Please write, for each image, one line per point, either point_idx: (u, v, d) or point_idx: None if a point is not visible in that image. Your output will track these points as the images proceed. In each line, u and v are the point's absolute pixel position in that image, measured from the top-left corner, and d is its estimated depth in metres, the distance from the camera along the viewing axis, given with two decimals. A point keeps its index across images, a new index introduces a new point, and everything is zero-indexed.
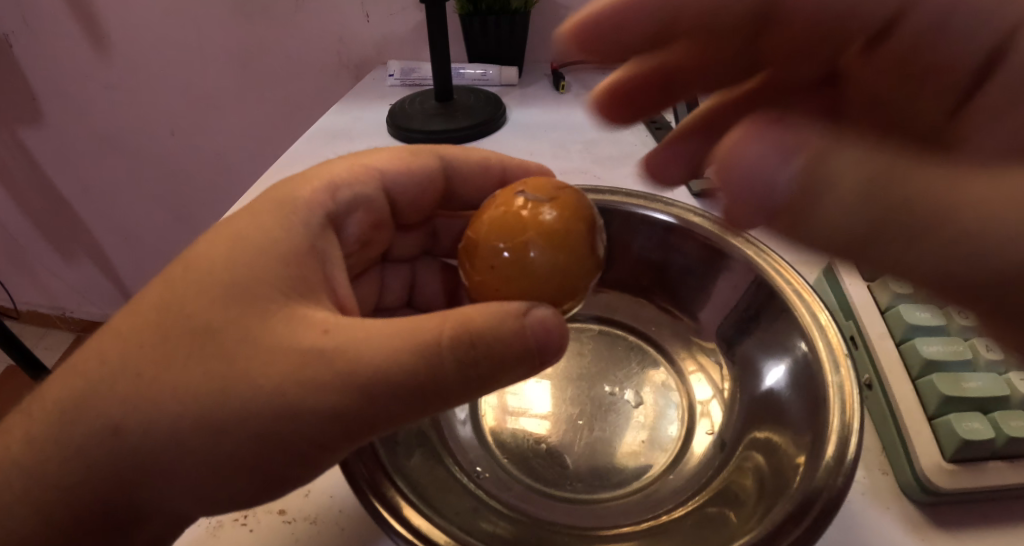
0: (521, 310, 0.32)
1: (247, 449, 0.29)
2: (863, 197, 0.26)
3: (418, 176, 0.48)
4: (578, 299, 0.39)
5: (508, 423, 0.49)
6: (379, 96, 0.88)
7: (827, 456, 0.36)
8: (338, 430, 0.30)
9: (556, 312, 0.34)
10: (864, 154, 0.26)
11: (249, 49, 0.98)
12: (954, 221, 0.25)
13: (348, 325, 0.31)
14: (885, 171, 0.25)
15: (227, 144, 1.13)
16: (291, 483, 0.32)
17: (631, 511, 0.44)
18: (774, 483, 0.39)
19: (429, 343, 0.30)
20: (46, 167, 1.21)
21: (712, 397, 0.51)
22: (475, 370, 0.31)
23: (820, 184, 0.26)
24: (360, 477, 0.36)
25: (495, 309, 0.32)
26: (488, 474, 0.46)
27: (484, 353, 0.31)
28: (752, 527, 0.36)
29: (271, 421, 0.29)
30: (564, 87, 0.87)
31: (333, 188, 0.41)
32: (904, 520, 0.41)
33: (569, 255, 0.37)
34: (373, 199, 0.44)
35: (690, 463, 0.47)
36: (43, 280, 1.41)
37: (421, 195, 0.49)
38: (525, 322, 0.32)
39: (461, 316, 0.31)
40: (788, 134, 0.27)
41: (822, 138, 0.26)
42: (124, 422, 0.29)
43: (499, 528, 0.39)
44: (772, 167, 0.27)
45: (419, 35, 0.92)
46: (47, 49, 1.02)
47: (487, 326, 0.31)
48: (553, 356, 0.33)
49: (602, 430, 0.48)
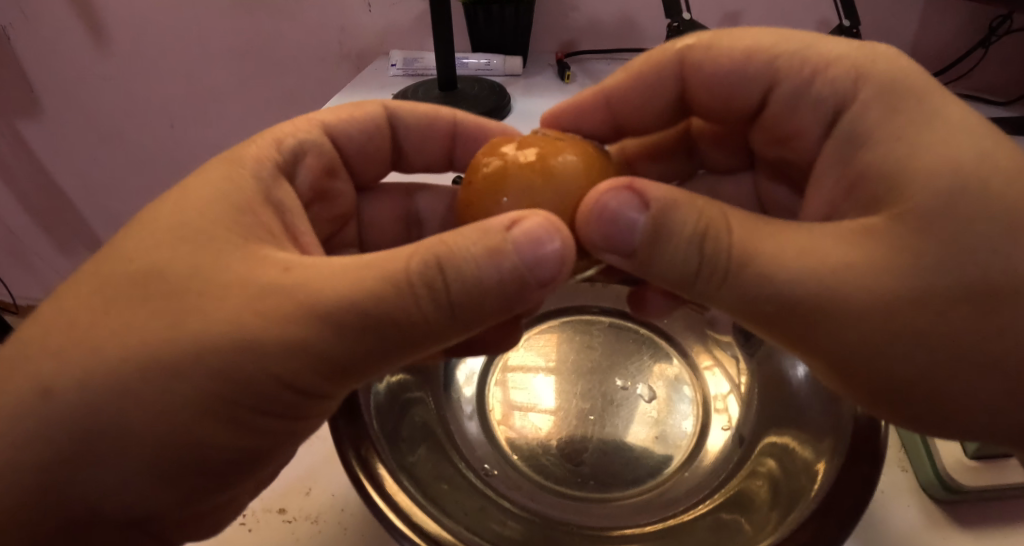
0: (504, 225, 0.28)
1: (232, 414, 0.28)
2: (693, 244, 0.30)
3: (363, 123, 0.46)
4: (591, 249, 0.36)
5: (516, 417, 0.48)
6: (381, 85, 0.86)
7: (851, 462, 0.35)
8: (320, 377, 0.29)
9: (552, 218, 0.29)
10: (699, 208, 0.31)
11: (249, 40, 0.96)
12: (769, 275, 0.29)
13: (312, 264, 0.29)
14: (713, 222, 0.30)
15: (226, 135, 1.12)
16: (274, 435, 0.31)
17: (643, 510, 0.42)
18: (788, 486, 0.38)
19: (394, 273, 0.28)
20: (44, 159, 1.19)
21: (730, 392, 0.50)
22: (449, 295, 0.28)
23: (664, 232, 0.31)
24: (361, 471, 0.34)
25: (473, 230, 0.29)
26: (497, 472, 0.44)
27: (461, 278, 0.28)
28: (770, 534, 0.34)
29: (230, 355, 0.26)
30: (569, 77, 0.86)
31: (278, 141, 0.40)
32: (924, 517, 0.39)
33: (556, 188, 0.34)
34: (321, 146, 0.44)
35: (706, 461, 0.46)
36: (41, 274, 1.40)
37: (368, 144, 0.47)
38: (509, 237, 0.28)
39: (433, 243, 0.28)
40: (641, 189, 0.31)
41: (667, 195, 0.31)
42: (85, 420, 0.26)
43: (509, 529, 0.37)
44: (624, 209, 0.30)
45: (422, 24, 0.90)
46: (46, 41, 1.01)
47: (462, 249, 0.28)
48: (554, 276, 0.29)
49: (613, 425, 0.46)
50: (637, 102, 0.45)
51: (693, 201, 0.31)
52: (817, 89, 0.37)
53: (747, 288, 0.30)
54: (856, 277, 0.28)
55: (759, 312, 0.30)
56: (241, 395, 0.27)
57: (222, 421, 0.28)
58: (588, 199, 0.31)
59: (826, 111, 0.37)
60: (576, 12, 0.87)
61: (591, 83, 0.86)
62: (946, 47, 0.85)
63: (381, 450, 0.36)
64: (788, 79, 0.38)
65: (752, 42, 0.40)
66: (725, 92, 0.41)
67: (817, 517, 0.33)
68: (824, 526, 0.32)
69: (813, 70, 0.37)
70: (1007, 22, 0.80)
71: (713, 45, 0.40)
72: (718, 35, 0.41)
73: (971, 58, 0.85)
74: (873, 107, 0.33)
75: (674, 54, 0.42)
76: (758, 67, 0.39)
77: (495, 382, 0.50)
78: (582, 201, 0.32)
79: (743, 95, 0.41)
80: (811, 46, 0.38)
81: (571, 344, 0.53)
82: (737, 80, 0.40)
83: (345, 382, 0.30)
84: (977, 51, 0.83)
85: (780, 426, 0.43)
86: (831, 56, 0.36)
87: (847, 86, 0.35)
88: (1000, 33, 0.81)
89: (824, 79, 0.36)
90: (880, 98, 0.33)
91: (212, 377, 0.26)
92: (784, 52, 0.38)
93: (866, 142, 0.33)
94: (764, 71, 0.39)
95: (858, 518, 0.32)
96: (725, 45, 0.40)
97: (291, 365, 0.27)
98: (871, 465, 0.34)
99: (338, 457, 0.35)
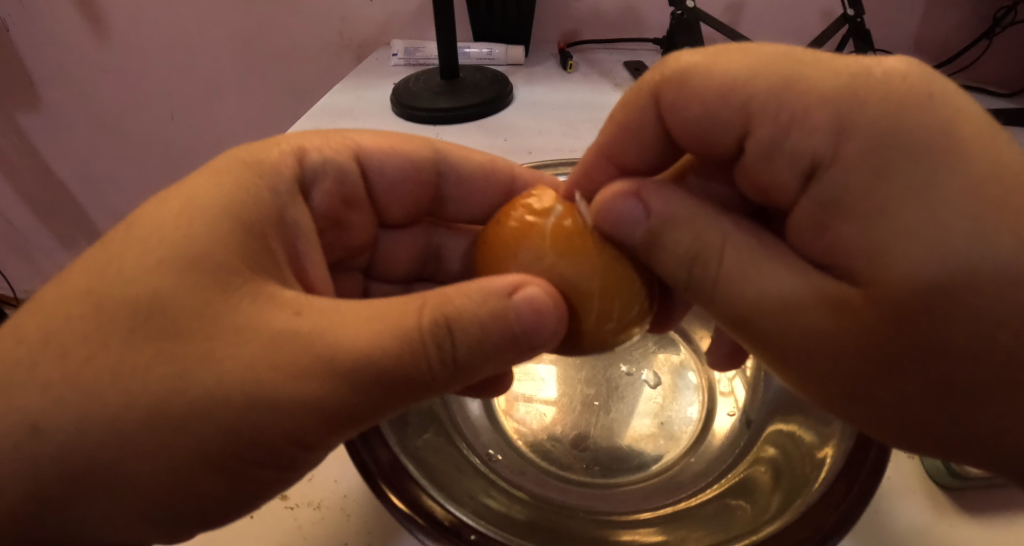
0: (507, 289, 0.29)
1: (225, 460, 0.26)
2: (684, 263, 0.32)
3: (405, 161, 0.44)
4: (607, 328, 0.35)
5: (519, 408, 0.47)
6: (382, 74, 0.86)
7: (850, 450, 0.34)
8: (322, 429, 0.27)
9: (550, 292, 0.31)
10: (697, 227, 0.32)
11: (249, 30, 0.95)
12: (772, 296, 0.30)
13: (322, 308, 0.28)
14: (705, 248, 0.31)
15: (227, 127, 1.12)
16: (274, 488, 0.29)
17: (652, 496, 0.42)
18: (792, 472, 0.37)
19: (408, 328, 0.27)
20: (44, 151, 1.19)
21: (736, 375, 0.50)
22: (456, 355, 0.28)
23: (656, 244, 0.33)
24: (375, 473, 0.34)
25: (477, 291, 0.29)
26: (502, 458, 0.44)
27: (466, 337, 0.28)
28: (774, 520, 0.33)
29: (237, 410, 0.25)
30: (570, 67, 0.85)
31: (301, 151, 0.39)
32: (931, 504, 0.39)
33: (572, 260, 0.34)
34: (346, 171, 0.42)
35: (712, 445, 0.46)
36: (41, 266, 1.39)
37: (401, 180, 0.45)
38: (510, 303, 0.29)
39: (439, 300, 0.29)
40: (646, 198, 0.33)
41: (670, 209, 0.32)
42: (44, 413, 0.25)
43: (514, 511, 0.37)
44: (627, 218, 0.33)
45: (424, 14, 0.90)
46: (46, 32, 1.00)
47: (467, 310, 0.29)
48: (547, 340, 0.31)
49: (619, 411, 0.47)
50: (632, 150, 0.40)
51: (693, 218, 0.32)
52: (794, 141, 0.30)
53: (715, 296, 0.32)
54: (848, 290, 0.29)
55: (728, 314, 0.32)
56: (250, 453, 0.26)
57: (227, 476, 0.26)
58: (600, 201, 0.34)
59: (802, 165, 0.30)
60: (578, 1, 0.86)
61: (594, 72, 0.85)
62: (950, 38, 0.84)
63: (396, 453, 0.35)
64: (763, 128, 0.31)
65: (724, 77, 0.32)
66: (704, 138, 0.34)
67: (824, 502, 0.32)
68: (835, 511, 0.32)
69: (789, 119, 0.30)
70: (1011, 13, 0.79)
71: (683, 85, 0.34)
72: (701, 63, 0.33)
73: (975, 49, 0.84)
74: (857, 170, 0.28)
75: (647, 90, 0.36)
76: (730, 116, 0.32)
77: None
78: (595, 199, 0.34)
79: (717, 144, 0.34)
80: (796, 81, 0.30)
81: None
82: (708, 123, 0.33)
83: (348, 433, 0.28)
84: (981, 42, 0.83)
85: (788, 414, 0.42)
86: (813, 96, 0.29)
87: (828, 141, 0.29)
88: (1004, 24, 0.80)
89: (804, 128, 0.29)
90: (866, 158, 0.28)
91: (220, 429, 0.25)
92: (759, 93, 0.31)
93: (848, 206, 0.28)
94: (736, 119, 0.32)
95: (868, 501, 0.32)
96: (693, 87, 0.33)
97: (313, 426, 0.27)
98: (879, 449, 0.34)
99: (350, 458, 0.34)
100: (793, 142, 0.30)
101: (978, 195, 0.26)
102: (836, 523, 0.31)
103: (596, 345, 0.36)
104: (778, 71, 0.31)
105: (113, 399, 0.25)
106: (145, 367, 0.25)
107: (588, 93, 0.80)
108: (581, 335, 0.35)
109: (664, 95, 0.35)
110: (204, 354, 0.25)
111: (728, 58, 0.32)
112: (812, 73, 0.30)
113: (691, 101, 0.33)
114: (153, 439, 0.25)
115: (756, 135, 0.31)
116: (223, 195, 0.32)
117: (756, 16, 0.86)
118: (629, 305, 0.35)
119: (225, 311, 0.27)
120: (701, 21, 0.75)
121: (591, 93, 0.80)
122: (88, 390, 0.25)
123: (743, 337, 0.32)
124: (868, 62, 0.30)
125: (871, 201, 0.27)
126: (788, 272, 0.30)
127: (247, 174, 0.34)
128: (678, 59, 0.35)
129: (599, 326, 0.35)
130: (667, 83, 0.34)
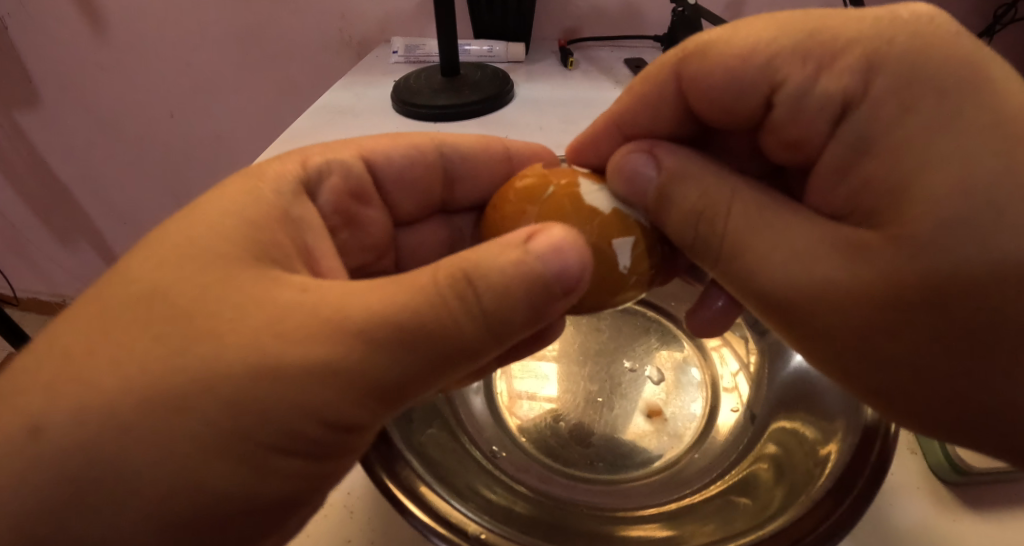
0: (522, 238, 0.30)
1: (259, 440, 0.25)
2: (691, 219, 0.34)
3: (408, 148, 0.45)
4: (608, 293, 0.36)
5: (523, 404, 0.48)
6: (382, 72, 0.86)
7: (852, 447, 0.34)
8: (338, 426, 0.26)
9: (572, 237, 0.31)
10: (704, 184, 0.33)
11: (249, 28, 0.95)
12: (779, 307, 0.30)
13: (330, 284, 0.28)
14: (711, 203, 0.33)
15: (226, 126, 1.11)
16: (297, 499, 0.27)
17: (656, 492, 0.42)
18: (793, 468, 0.38)
19: (425, 289, 0.28)
20: (44, 151, 1.19)
21: (739, 371, 0.50)
22: (481, 306, 0.28)
23: (669, 201, 0.34)
24: (376, 463, 0.34)
25: (489, 248, 0.30)
26: (505, 452, 0.44)
27: (489, 288, 0.28)
28: (776, 517, 0.33)
29: (259, 394, 0.24)
30: (571, 64, 0.85)
31: (302, 158, 0.40)
32: (933, 502, 0.39)
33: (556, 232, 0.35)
34: (351, 166, 0.42)
35: (716, 440, 0.46)
36: (42, 265, 1.40)
37: (409, 167, 0.45)
38: (529, 249, 0.30)
39: (451, 260, 0.29)
40: (658, 156, 0.36)
41: (678, 167, 0.35)
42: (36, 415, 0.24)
43: (515, 506, 0.37)
44: (637, 177, 0.35)
45: (424, 11, 0.89)
46: (46, 32, 1.00)
47: (486, 263, 0.29)
48: (576, 279, 0.31)
49: (624, 407, 0.47)
50: (647, 125, 0.42)
51: (703, 176, 0.34)
52: (823, 86, 0.31)
53: (733, 269, 0.32)
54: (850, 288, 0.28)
55: (740, 283, 0.32)
56: (282, 436, 0.25)
57: (256, 468, 0.25)
58: (614, 160, 0.37)
59: (833, 108, 0.31)
60: None
61: (594, 69, 0.85)
62: None
63: (400, 447, 0.35)
64: (792, 76, 0.32)
65: (747, 40, 0.34)
66: (727, 105, 0.36)
67: (828, 498, 0.32)
68: (835, 510, 0.31)
69: (817, 64, 0.31)
70: (1011, 12, 0.79)
71: (704, 55, 0.36)
72: (720, 36, 0.35)
73: None
74: (887, 105, 0.29)
75: (668, 68, 0.38)
76: (756, 72, 0.33)
77: (500, 375, 0.50)
78: (609, 159, 0.37)
79: (743, 104, 0.35)
80: (820, 31, 0.32)
81: (576, 328, 0.53)
82: (735, 85, 0.34)
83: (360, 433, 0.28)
84: (981, 40, 0.82)
85: (789, 410, 0.42)
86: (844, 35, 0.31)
87: (858, 77, 0.30)
88: (1005, 21, 0.80)
89: (833, 72, 0.31)
90: (895, 92, 0.29)
91: (251, 407, 0.24)
92: (784, 47, 0.32)
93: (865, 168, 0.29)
94: (763, 75, 0.33)
95: (869, 502, 0.31)
96: (716, 54, 0.35)
97: (316, 428, 0.26)
98: (882, 446, 0.34)
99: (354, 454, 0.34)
100: (822, 86, 0.31)
101: None
102: (836, 523, 0.31)
103: (602, 304, 0.36)
104: (803, 24, 0.33)
105: (115, 398, 0.24)
106: (153, 364, 0.24)
107: (589, 90, 0.80)
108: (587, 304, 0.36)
109: (685, 67, 0.37)
110: (215, 351, 0.25)
111: (746, 28, 0.34)
112: (830, 39, 0.31)
113: (716, 67, 0.35)
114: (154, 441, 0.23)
115: (788, 84, 0.32)
116: (237, 208, 0.32)
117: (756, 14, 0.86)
118: (627, 265, 0.35)
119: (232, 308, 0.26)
120: (702, 18, 0.74)
121: (591, 90, 0.79)
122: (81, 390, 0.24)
123: (758, 307, 0.33)
124: (886, 12, 0.32)
125: (896, 129, 0.29)
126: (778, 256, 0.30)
127: (251, 182, 0.35)
128: (700, 35, 0.37)
129: (601, 288, 0.35)
130: (689, 56, 0.37)
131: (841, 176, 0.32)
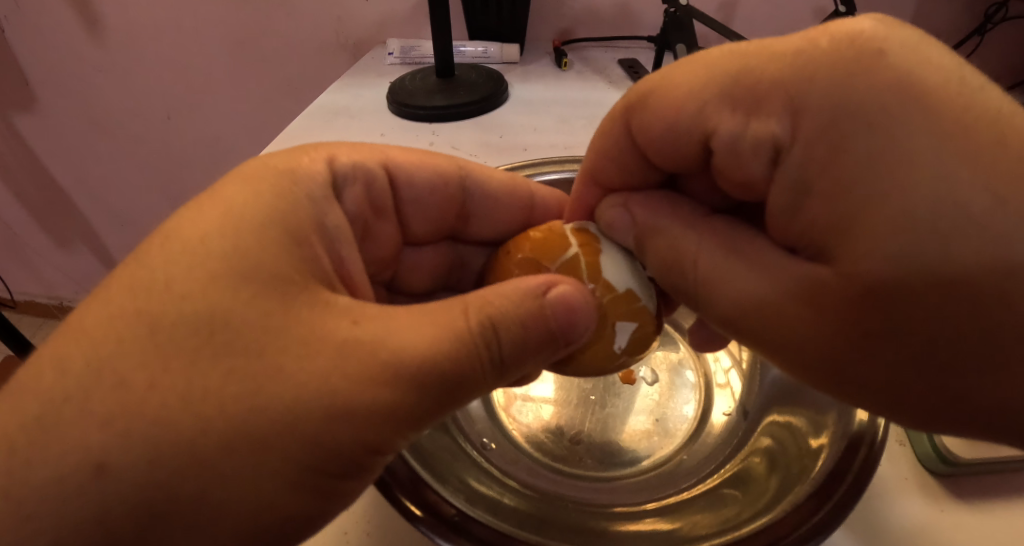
0: (541, 289, 0.32)
1: (287, 464, 0.25)
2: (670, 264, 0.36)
3: (433, 171, 0.46)
4: (594, 369, 0.40)
5: (518, 405, 0.48)
6: (379, 73, 0.86)
7: (838, 444, 0.35)
8: (337, 467, 0.27)
9: (580, 295, 0.34)
10: (674, 239, 0.35)
11: (245, 29, 0.96)
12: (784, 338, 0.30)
13: (377, 315, 0.29)
14: (682, 257, 0.35)
15: (223, 127, 1.12)
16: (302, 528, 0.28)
17: (644, 488, 0.43)
18: (785, 461, 0.38)
19: (457, 330, 0.29)
20: (41, 153, 1.19)
21: (732, 367, 0.51)
22: (502, 352, 0.30)
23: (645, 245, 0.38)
24: (396, 488, 0.33)
25: (513, 291, 0.31)
26: (497, 448, 0.45)
27: (510, 334, 0.30)
28: (761, 515, 0.34)
29: (276, 422, 0.25)
30: (565, 64, 0.85)
31: (331, 157, 0.40)
32: (921, 495, 0.39)
33: None
34: (374, 177, 0.43)
35: (710, 437, 0.47)
36: (41, 269, 1.40)
37: (428, 192, 0.46)
38: (544, 302, 0.32)
39: (480, 302, 0.30)
40: (632, 209, 0.39)
41: (652, 220, 0.38)
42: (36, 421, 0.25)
43: (510, 501, 0.38)
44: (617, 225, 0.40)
45: (420, 12, 0.90)
46: (43, 35, 1.00)
47: (505, 309, 0.31)
48: (578, 336, 0.34)
49: (614, 405, 0.48)
50: (615, 176, 0.41)
51: (672, 229, 0.36)
52: (754, 131, 0.30)
53: (710, 305, 0.33)
54: (827, 333, 0.28)
55: (721, 317, 0.33)
56: (315, 458, 0.26)
57: (290, 477, 0.26)
58: (602, 212, 0.41)
59: (766, 151, 0.30)
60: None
61: (587, 70, 0.86)
62: (941, 34, 0.85)
63: (414, 466, 0.34)
64: (723, 124, 0.31)
65: (680, 91, 0.33)
66: (669, 152, 0.35)
67: (818, 495, 0.33)
68: (817, 511, 0.32)
69: (746, 111, 0.31)
70: (1002, 10, 0.80)
71: (647, 105, 0.35)
72: (664, 82, 0.34)
73: (966, 45, 0.85)
74: (817, 148, 0.28)
75: (620, 117, 0.38)
76: (689, 121, 0.33)
77: None
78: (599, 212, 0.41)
79: (682, 150, 0.35)
80: (743, 73, 0.31)
81: None
82: (674, 138, 0.34)
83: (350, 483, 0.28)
84: (972, 38, 0.83)
85: (783, 405, 0.43)
86: (765, 83, 0.30)
87: (784, 124, 0.29)
88: (995, 20, 0.81)
89: (761, 116, 0.30)
90: (824, 135, 0.27)
91: (280, 422, 0.25)
92: (711, 97, 0.32)
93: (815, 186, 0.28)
94: (696, 123, 0.33)
95: (852, 503, 0.32)
96: (653, 104, 0.35)
97: (311, 459, 0.26)
98: (867, 450, 0.34)
99: (375, 484, 0.33)
100: (752, 132, 0.30)
101: (983, 183, 0.25)
102: (818, 523, 0.32)
103: (587, 371, 0.40)
104: (727, 66, 0.31)
105: (116, 396, 0.24)
106: (151, 364, 0.25)
107: (583, 91, 0.80)
108: (575, 371, 0.40)
109: (634, 117, 0.37)
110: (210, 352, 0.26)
111: (681, 76, 0.33)
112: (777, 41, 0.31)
113: (654, 113, 0.35)
114: (150, 441, 0.24)
115: (718, 132, 0.32)
116: (246, 197, 0.32)
117: (748, 14, 0.87)
118: (622, 344, 0.39)
119: (232, 308, 0.27)
120: (695, 18, 0.75)
121: (585, 91, 0.80)
122: (80, 397, 0.25)
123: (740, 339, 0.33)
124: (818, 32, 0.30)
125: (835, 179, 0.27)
126: (770, 271, 0.30)
127: (263, 169, 0.34)
128: (641, 85, 0.37)
129: (593, 360, 0.39)
130: (635, 106, 0.36)
131: (792, 215, 0.30)
